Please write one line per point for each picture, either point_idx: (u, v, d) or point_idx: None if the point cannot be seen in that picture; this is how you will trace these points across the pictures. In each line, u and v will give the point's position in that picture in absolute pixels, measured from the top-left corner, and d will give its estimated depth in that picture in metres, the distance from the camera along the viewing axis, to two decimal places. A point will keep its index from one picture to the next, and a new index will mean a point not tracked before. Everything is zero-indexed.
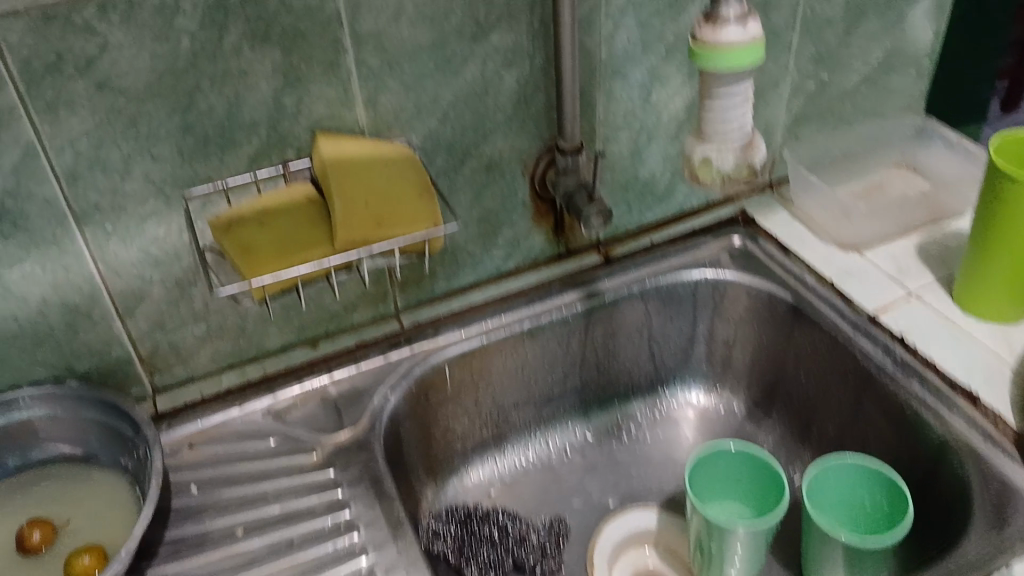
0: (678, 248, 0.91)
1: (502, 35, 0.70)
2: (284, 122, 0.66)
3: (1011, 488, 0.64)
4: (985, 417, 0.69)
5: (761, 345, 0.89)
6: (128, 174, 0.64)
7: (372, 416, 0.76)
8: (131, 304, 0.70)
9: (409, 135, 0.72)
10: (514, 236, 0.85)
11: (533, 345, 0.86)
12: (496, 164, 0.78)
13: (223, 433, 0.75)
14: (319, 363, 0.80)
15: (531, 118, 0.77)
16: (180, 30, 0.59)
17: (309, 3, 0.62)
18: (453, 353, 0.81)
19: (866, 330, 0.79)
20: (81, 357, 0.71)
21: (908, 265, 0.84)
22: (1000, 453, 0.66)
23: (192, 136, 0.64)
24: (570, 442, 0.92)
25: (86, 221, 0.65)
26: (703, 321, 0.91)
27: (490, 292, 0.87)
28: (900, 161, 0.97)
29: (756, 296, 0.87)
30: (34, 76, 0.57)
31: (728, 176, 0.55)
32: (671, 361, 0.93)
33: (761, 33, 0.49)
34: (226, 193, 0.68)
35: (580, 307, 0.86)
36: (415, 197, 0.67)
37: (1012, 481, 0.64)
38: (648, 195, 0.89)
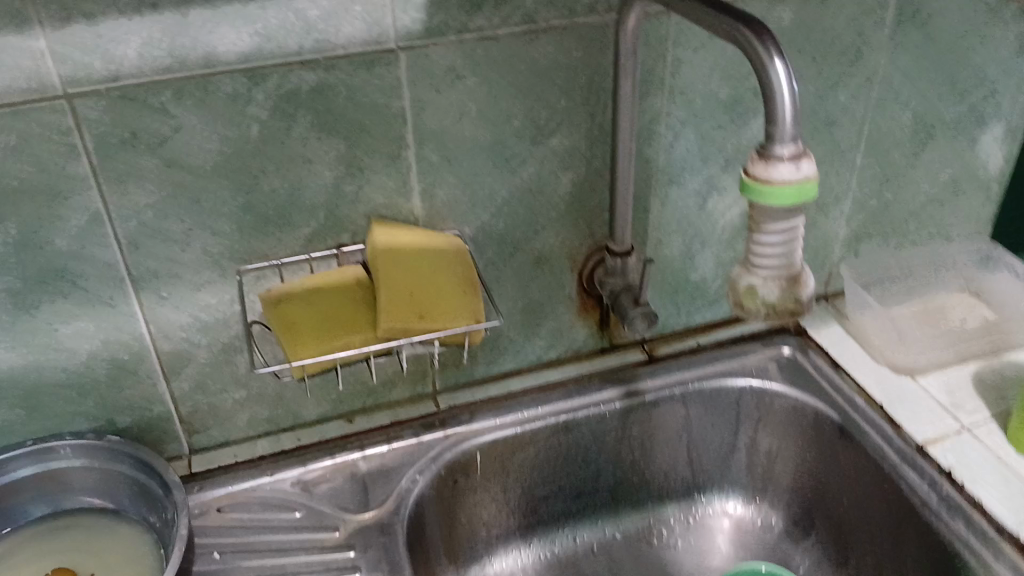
0: (725, 353, 0.89)
1: (562, 139, 0.72)
2: (342, 208, 0.68)
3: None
4: None
5: (803, 463, 0.86)
6: (188, 246, 0.66)
7: (397, 497, 0.75)
8: (177, 366, 0.72)
9: (461, 226, 0.73)
10: (558, 328, 0.85)
11: (567, 439, 0.85)
12: (545, 258, 0.79)
13: (250, 499, 0.75)
14: (353, 438, 0.81)
15: (584, 217, 0.77)
16: (251, 118, 0.62)
17: (377, 101, 0.64)
18: (485, 441, 0.81)
19: (913, 461, 0.75)
20: (123, 412, 0.73)
21: (962, 398, 0.82)
22: None
23: (252, 215, 0.66)
24: (597, 540, 0.90)
25: (143, 285, 0.67)
26: (745, 430, 0.89)
27: (529, 381, 0.87)
28: (965, 286, 0.94)
29: (802, 411, 0.85)
30: (109, 150, 0.60)
31: (772, 307, 0.54)
32: (710, 467, 0.91)
33: (815, 173, 0.49)
34: (279, 270, 0.70)
35: (619, 405, 0.84)
36: (459, 292, 0.69)
37: None
38: (697, 298, 0.89)
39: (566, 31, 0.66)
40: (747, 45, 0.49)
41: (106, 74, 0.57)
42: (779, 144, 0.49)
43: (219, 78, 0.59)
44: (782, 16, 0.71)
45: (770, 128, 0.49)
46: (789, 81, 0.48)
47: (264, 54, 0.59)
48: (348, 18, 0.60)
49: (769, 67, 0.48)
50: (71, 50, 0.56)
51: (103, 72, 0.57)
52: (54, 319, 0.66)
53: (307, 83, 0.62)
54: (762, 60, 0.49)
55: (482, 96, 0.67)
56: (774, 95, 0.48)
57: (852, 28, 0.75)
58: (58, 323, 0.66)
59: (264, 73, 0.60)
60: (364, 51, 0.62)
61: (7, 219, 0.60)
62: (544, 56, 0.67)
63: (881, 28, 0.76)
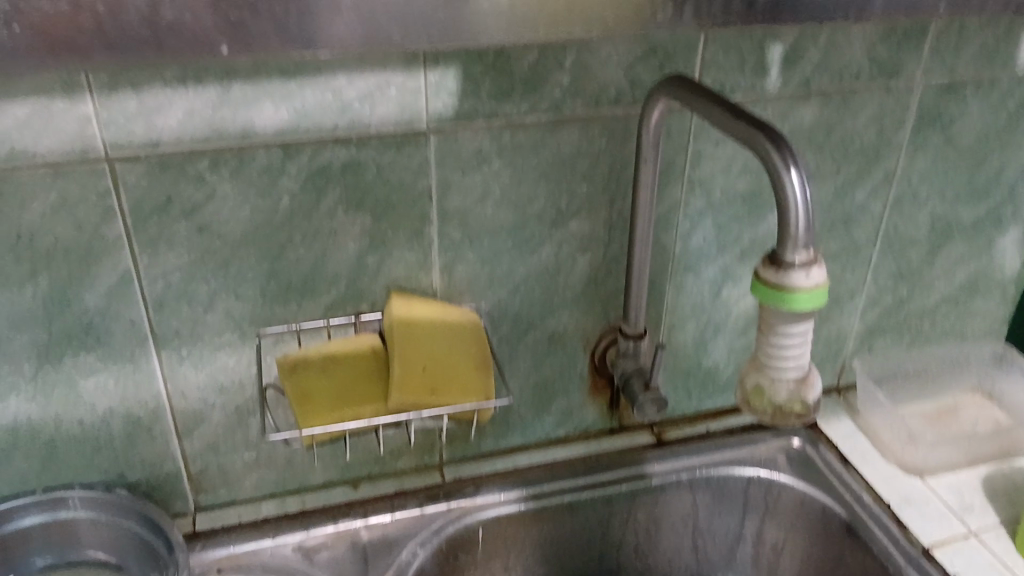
0: (735, 440, 0.89)
1: (581, 223, 0.73)
2: (363, 279, 0.70)
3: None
4: None
5: (808, 557, 0.85)
6: (211, 308, 0.68)
7: (397, 569, 0.75)
8: (190, 425, 0.73)
9: (479, 301, 0.75)
10: (568, 406, 0.86)
11: (571, 520, 0.83)
12: (559, 336, 0.80)
13: (251, 563, 0.75)
14: (356, 505, 0.80)
15: (599, 298, 0.78)
16: (283, 189, 0.64)
17: (405, 179, 0.66)
18: (489, 516, 0.81)
19: (920, 565, 0.74)
20: (134, 467, 0.74)
21: (971, 501, 0.82)
22: None
23: (276, 281, 0.68)
24: None
25: (164, 344, 0.68)
26: (752, 521, 0.87)
27: (536, 457, 0.86)
28: (978, 385, 0.95)
29: (809, 504, 0.84)
30: (143, 213, 0.62)
31: (779, 408, 0.55)
32: (715, 557, 0.89)
33: (825, 280, 0.51)
34: (298, 334, 0.71)
35: (625, 487, 0.84)
36: (471, 368, 0.70)
37: None
38: (709, 384, 0.89)
39: (591, 121, 0.68)
40: (764, 154, 0.51)
41: (147, 142, 0.59)
42: (792, 251, 0.51)
43: (254, 150, 0.62)
44: (802, 116, 0.73)
45: (783, 236, 0.51)
46: (804, 191, 0.50)
47: (300, 130, 0.62)
48: (383, 100, 0.63)
49: (784, 177, 0.50)
50: (116, 118, 0.58)
51: (144, 140, 0.59)
52: (75, 372, 0.67)
53: (339, 159, 0.64)
54: (778, 170, 0.51)
55: (507, 179, 0.69)
56: (788, 204, 0.50)
57: (870, 130, 0.77)
58: (78, 377, 0.67)
59: (298, 147, 0.63)
60: (396, 131, 0.64)
61: (39, 274, 0.62)
62: (569, 144, 0.69)
63: (899, 132, 0.78)
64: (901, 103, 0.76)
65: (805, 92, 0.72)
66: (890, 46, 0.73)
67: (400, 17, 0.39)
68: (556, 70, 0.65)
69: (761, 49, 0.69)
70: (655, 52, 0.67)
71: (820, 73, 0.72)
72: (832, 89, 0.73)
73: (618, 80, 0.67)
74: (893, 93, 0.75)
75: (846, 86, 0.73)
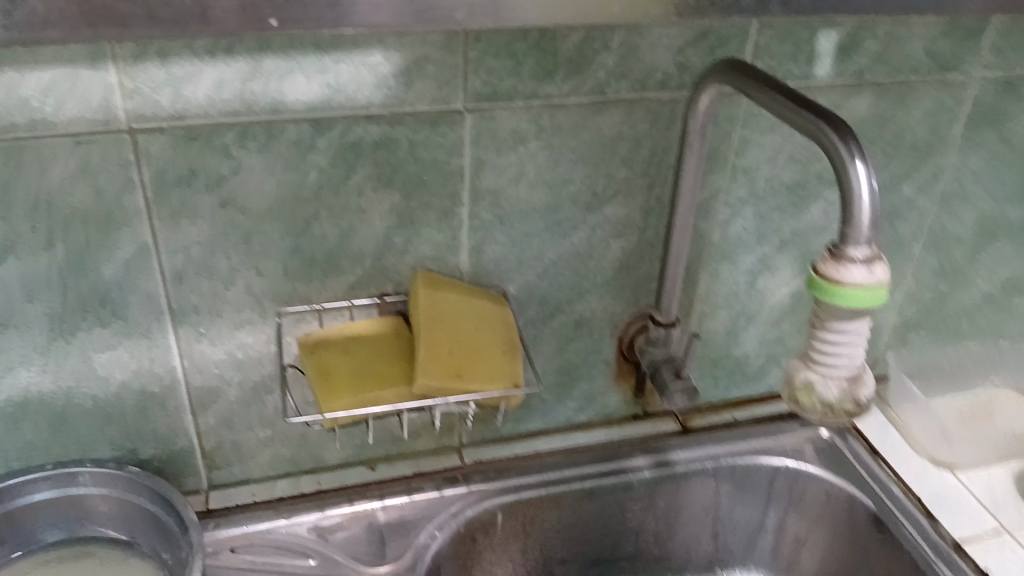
0: (761, 430, 0.88)
1: (618, 208, 0.71)
2: (389, 259, 0.67)
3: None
4: None
5: (831, 549, 0.85)
6: (232, 284, 0.65)
7: (414, 554, 0.74)
8: (206, 401, 0.71)
9: (507, 285, 0.72)
10: (592, 391, 0.84)
11: (592, 504, 0.83)
12: (586, 322, 0.77)
13: (264, 541, 0.74)
14: (373, 485, 0.79)
15: (630, 284, 0.76)
16: (311, 164, 0.61)
17: (438, 158, 0.63)
18: (508, 501, 0.79)
19: (948, 558, 0.75)
20: (146, 442, 0.72)
21: (1002, 500, 0.81)
22: None
23: (300, 259, 0.65)
24: None
25: (182, 319, 0.66)
26: (774, 510, 0.87)
27: (556, 441, 0.85)
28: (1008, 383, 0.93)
29: (834, 495, 0.84)
30: (165, 185, 0.59)
31: (828, 407, 0.52)
32: (734, 545, 0.89)
33: (888, 278, 0.48)
34: (320, 314, 0.68)
35: (648, 473, 0.83)
36: (499, 353, 0.67)
37: None
38: (736, 374, 0.88)
39: (636, 103, 0.65)
40: (828, 144, 0.49)
41: (172, 112, 0.56)
42: (852, 246, 0.48)
43: (284, 124, 0.59)
44: (854, 106, 0.70)
45: (845, 230, 0.48)
46: (869, 181, 0.48)
47: (332, 104, 0.59)
48: (420, 76, 0.60)
49: (849, 168, 0.48)
50: (141, 86, 0.55)
51: (169, 110, 0.56)
52: (89, 345, 0.65)
53: (371, 135, 0.61)
54: (843, 162, 0.49)
55: (544, 160, 0.66)
56: (853, 194, 0.48)
57: (922, 122, 0.73)
58: (93, 350, 0.65)
59: (329, 122, 0.60)
60: (431, 109, 0.61)
61: (55, 244, 0.59)
62: (611, 126, 0.66)
63: (951, 125, 0.75)
64: (956, 96, 0.73)
65: (859, 82, 0.69)
66: (949, 37, 0.70)
67: (456, 2, 0.44)
68: (603, 51, 0.62)
69: (817, 36, 0.66)
70: (706, 35, 0.64)
71: (875, 63, 0.69)
72: (886, 80, 0.70)
73: (665, 64, 0.64)
74: (948, 87, 0.72)
75: (901, 77, 0.70)
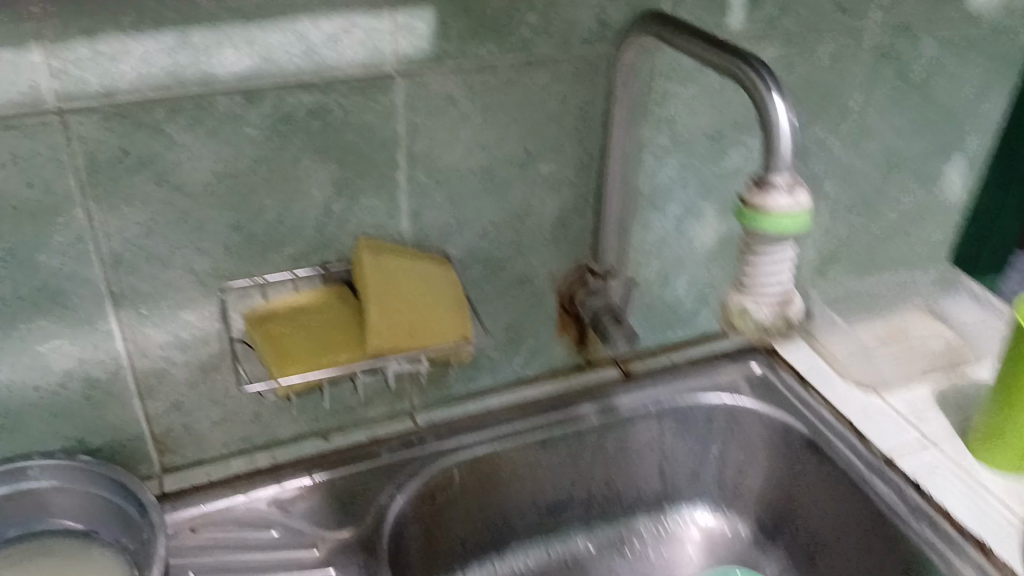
0: (697, 370, 0.93)
1: (551, 164, 0.73)
2: (330, 228, 0.68)
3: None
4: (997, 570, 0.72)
5: (772, 474, 0.90)
6: (172, 264, 0.65)
7: (376, 515, 0.76)
8: (154, 384, 0.71)
9: (448, 248, 0.74)
10: (536, 346, 0.87)
11: (544, 454, 0.86)
12: (528, 279, 0.79)
13: (224, 519, 0.74)
14: (330, 455, 0.80)
15: (567, 239, 0.79)
16: (245, 137, 0.61)
17: (372, 124, 0.64)
18: (464, 457, 0.82)
19: (879, 469, 0.82)
20: (96, 431, 0.71)
21: (924, 412, 0.88)
22: None
23: (240, 234, 0.65)
24: (570, 554, 0.91)
25: (123, 303, 0.65)
26: (715, 444, 0.92)
27: (506, 397, 0.88)
28: (922, 304, 1.00)
29: (770, 424, 0.89)
30: (98, 167, 0.58)
31: (761, 328, 0.57)
32: (680, 481, 0.94)
33: (809, 203, 0.52)
34: (264, 288, 0.69)
35: (596, 420, 0.87)
36: (447, 310, 0.69)
37: None
38: (671, 319, 0.92)
39: (561, 59, 0.67)
40: (748, 81, 0.53)
41: (100, 91, 0.56)
42: (776, 176, 0.52)
43: (215, 97, 0.59)
44: (766, 52, 0.74)
45: (768, 160, 0.53)
46: (787, 116, 0.53)
47: (262, 74, 0.59)
48: (349, 42, 0.60)
49: (769, 103, 0.53)
50: (66, 66, 0.54)
51: (97, 90, 0.55)
52: (29, 337, 0.64)
53: (303, 104, 0.61)
54: (762, 97, 0.53)
55: (476, 121, 0.67)
56: (773, 127, 0.52)
57: (830, 64, 0.78)
58: (33, 342, 0.64)
59: (260, 93, 0.60)
60: (361, 74, 0.62)
61: None
62: (539, 83, 0.68)
63: (855, 65, 0.79)
64: (859, 37, 0.77)
65: (769, 28, 0.72)
66: None
67: None
68: (526, 9, 0.64)
69: None
70: None
71: (783, 9, 0.72)
72: (794, 24, 0.73)
73: (586, 19, 0.66)
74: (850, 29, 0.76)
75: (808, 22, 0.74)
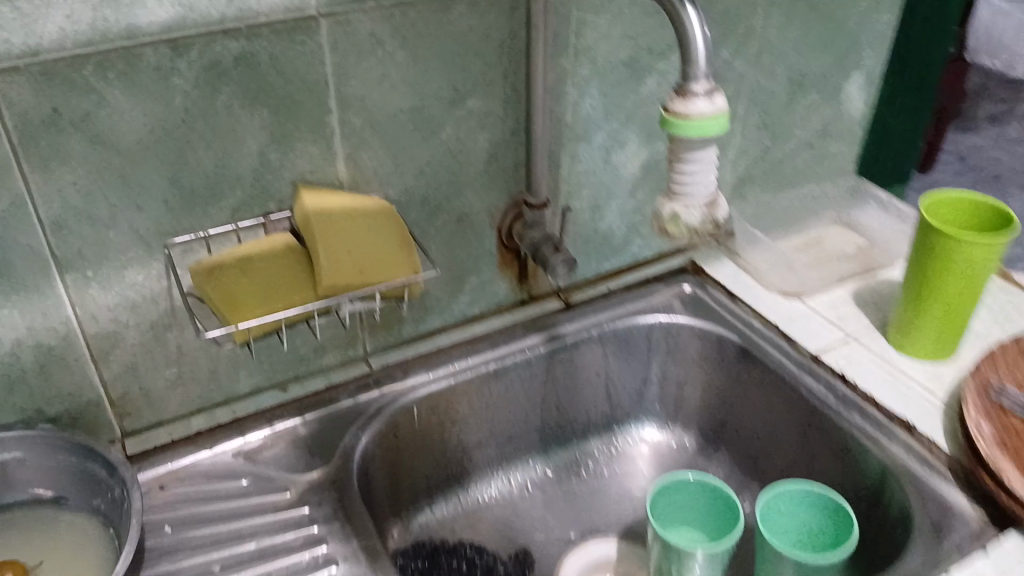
0: (633, 294, 0.98)
1: (478, 100, 0.76)
2: (268, 177, 0.70)
3: (948, 504, 0.73)
4: (920, 443, 0.79)
5: (710, 384, 0.96)
6: (114, 223, 0.66)
7: (343, 456, 0.78)
8: (106, 347, 0.71)
9: (386, 190, 0.76)
10: (481, 283, 0.90)
11: (497, 385, 0.90)
12: (466, 217, 0.82)
13: (192, 474, 0.76)
14: (289, 405, 0.82)
15: (500, 174, 0.82)
16: (176, 89, 0.62)
17: (301, 69, 0.66)
18: (421, 394, 0.85)
19: (809, 368, 0.88)
20: (51, 401, 0.71)
21: (845, 311, 0.95)
22: (935, 475, 0.76)
23: (180, 188, 0.67)
24: (531, 479, 0.97)
25: (68, 267, 0.66)
26: (656, 361, 0.98)
27: (457, 335, 0.91)
28: (836, 217, 1.09)
29: (707, 338, 0.94)
30: (31, 128, 0.59)
31: (693, 230, 0.61)
32: (626, 400, 1.00)
33: (726, 106, 0.56)
34: (207, 242, 0.70)
35: (543, 348, 0.91)
36: (394, 248, 0.72)
37: (948, 499, 0.74)
38: (605, 247, 0.97)
39: None
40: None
41: (26, 50, 0.56)
42: (694, 83, 0.56)
43: (142, 50, 0.60)
44: None
45: (687, 68, 0.56)
46: (702, 29, 0.56)
47: (187, 24, 0.60)
48: None
49: (684, 15, 0.56)
50: None
51: (23, 48, 0.56)
52: None
53: (231, 52, 0.63)
54: (677, 11, 0.56)
55: (402, 61, 0.70)
56: (689, 37, 0.56)
57: None
58: None
59: (187, 44, 0.61)
60: (284, 19, 0.63)
61: None
62: (459, 20, 0.70)
63: None
64: None
65: None
66: None
67: None
68: None
69: None
70: None
71: None
72: None
73: None
74: None
75: None
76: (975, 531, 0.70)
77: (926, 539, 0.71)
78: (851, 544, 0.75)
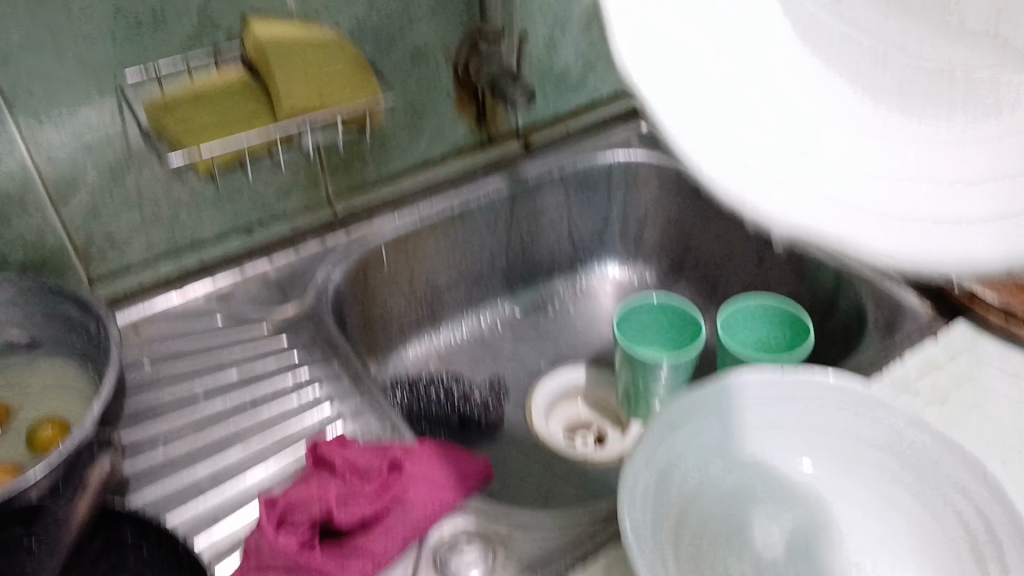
0: (591, 135, 1.00)
1: None
2: (215, 5, 0.69)
3: (902, 302, 0.77)
4: None
5: (669, 219, 1.00)
6: (61, 57, 0.64)
7: (316, 292, 0.80)
8: (65, 190, 0.70)
9: (338, 22, 0.75)
10: (438, 124, 0.89)
11: (463, 227, 0.91)
12: (421, 52, 0.82)
13: (166, 316, 0.78)
14: (257, 250, 0.84)
15: (453, 7, 0.81)
16: None
17: None
18: (387, 234, 0.86)
19: None
20: (11, 247, 0.70)
21: None
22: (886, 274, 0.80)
23: (125, 17, 0.65)
24: (499, 320, 1.00)
25: (17, 105, 0.64)
26: (616, 201, 1.00)
27: (420, 180, 0.91)
28: None
29: (664, 173, 0.97)
30: None
31: None
32: (588, 240, 1.03)
33: None
34: (158, 77, 0.69)
35: (507, 189, 0.93)
36: (352, 74, 0.72)
37: (903, 297, 0.77)
38: (562, 85, 0.96)
39: None
40: None
41: None
42: None
43: None
44: None
45: None
46: None
47: None
48: None
49: None
50: None
51: None
52: None
53: None
54: None
55: None
56: None
57: None
58: None
59: None
60: None
61: None
62: None
63: None
64: None
65: None
66: None
67: None
68: None
69: None
70: None
71: None
72: None
73: None
74: None
75: None
76: (925, 322, 0.74)
77: (877, 330, 0.76)
78: (804, 347, 0.80)
